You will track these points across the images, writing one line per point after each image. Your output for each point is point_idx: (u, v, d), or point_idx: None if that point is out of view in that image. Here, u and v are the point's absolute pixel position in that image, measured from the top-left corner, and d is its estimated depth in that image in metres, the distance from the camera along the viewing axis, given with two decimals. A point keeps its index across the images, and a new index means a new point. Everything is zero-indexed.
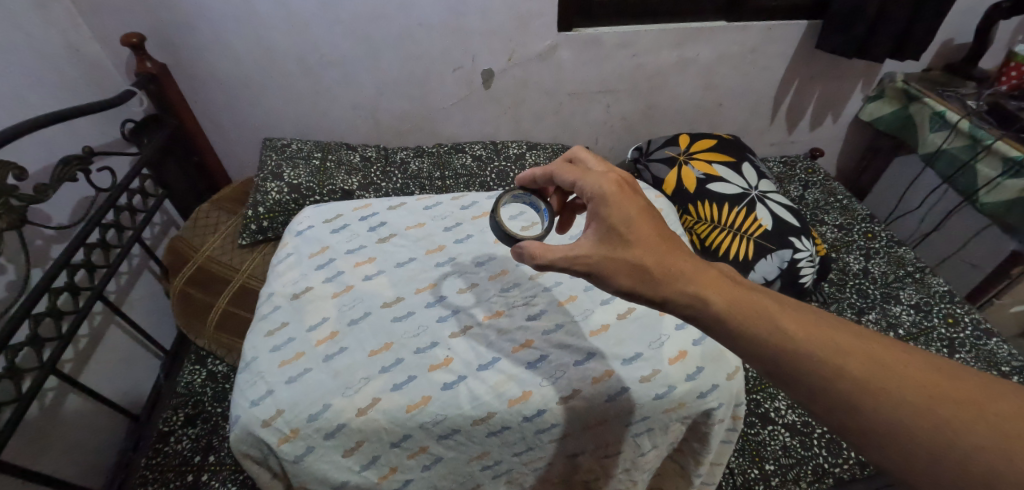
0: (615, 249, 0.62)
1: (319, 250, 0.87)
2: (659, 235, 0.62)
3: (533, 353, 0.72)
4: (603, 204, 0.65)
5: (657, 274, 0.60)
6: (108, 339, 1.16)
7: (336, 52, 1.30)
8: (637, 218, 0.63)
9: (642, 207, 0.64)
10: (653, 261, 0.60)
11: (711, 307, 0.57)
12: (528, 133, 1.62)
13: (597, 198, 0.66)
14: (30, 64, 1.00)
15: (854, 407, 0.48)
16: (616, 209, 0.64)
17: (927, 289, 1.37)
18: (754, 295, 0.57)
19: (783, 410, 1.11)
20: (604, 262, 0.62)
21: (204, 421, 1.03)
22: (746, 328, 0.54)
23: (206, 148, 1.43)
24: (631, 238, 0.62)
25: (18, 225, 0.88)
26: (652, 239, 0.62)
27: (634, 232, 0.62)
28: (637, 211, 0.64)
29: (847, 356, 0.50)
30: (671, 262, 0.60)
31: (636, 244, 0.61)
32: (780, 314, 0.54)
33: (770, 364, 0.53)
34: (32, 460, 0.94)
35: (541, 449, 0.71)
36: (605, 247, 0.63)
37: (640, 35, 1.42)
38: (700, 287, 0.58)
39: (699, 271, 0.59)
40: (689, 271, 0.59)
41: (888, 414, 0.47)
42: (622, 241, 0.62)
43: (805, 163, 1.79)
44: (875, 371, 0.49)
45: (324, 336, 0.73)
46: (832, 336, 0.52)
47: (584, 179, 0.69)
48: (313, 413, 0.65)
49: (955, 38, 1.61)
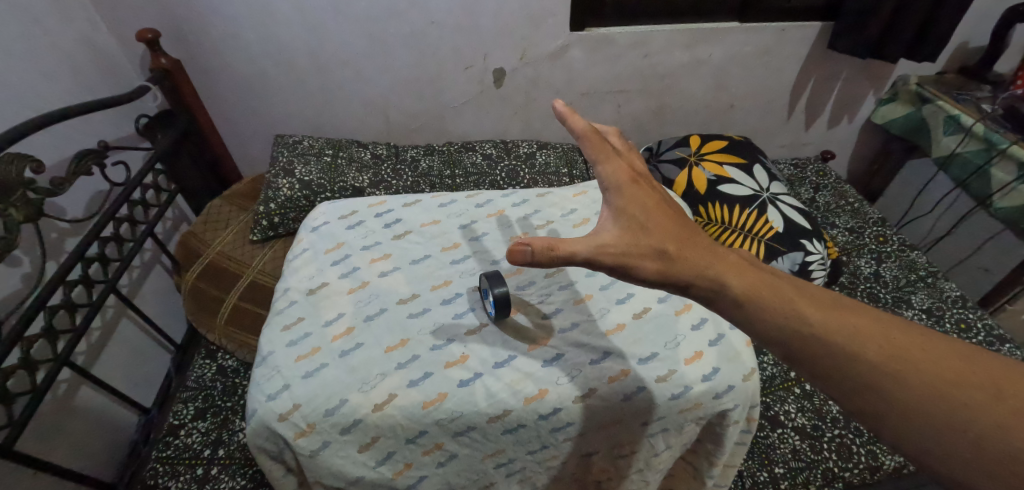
0: (636, 237, 0.58)
1: (335, 246, 0.87)
2: (675, 223, 0.60)
3: (549, 351, 0.72)
4: (619, 195, 0.61)
5: (679, 263, 0.57)
6: (120, 331, 1.17)
7: (349, 49, 1.31)
8: (654, 208, 0.61)
9: (658, 200, 0.62)
10: (674, 247, 0.58)
11: (731, 291, 0.54)
12: (537, 132, 1.62)
13: (611, 186, 0.61)
14: (49, 58, 1.01)
15: (871, 388, 0.46)
16: (633, 201, 0.61)
17: (939, 294, 1.35)
18: (773, 278, 0.55)
19: (793, 413, 1.10)
20: (629, 251, 0.57)
21: (214, 415, 1.04)
22: (766, 309, 0.52)
23: (218, 144, 1.44)
24: (650, 226, 0.59)
25: (36, 218, 0.89)
26: (666, 230, 0.59)
27: (653, 221, 0.60)
28: (655, 203, 0.61)
29: (864, 340, 0.48)
30: (693, 249, 0.58)
31: (655, 232, 0.59)
32: (796, 298, 0.52)
33: (784, 346, 0.50)
34: (46, 451, 0.95)
35: (555, 448, 0.71)
36: (628, 236, 0.58)
37: (652, 35, 1.41)
38: (718, 271, 0.55)
39: (718, 257, 0.57)
40: (707, 256, 0.57)
41: (904, 394, 0.44)
42: (641, 228, 0.59)
43: (816, 165, 1.78)
44: (893, 354, 0.46)
45: (340, 331, 0.74)
46: (848, 319, 0.49)
47: (601, 162, 0.62)
48: (330, 407, 0.65)
49: (969, 41, 1.60)
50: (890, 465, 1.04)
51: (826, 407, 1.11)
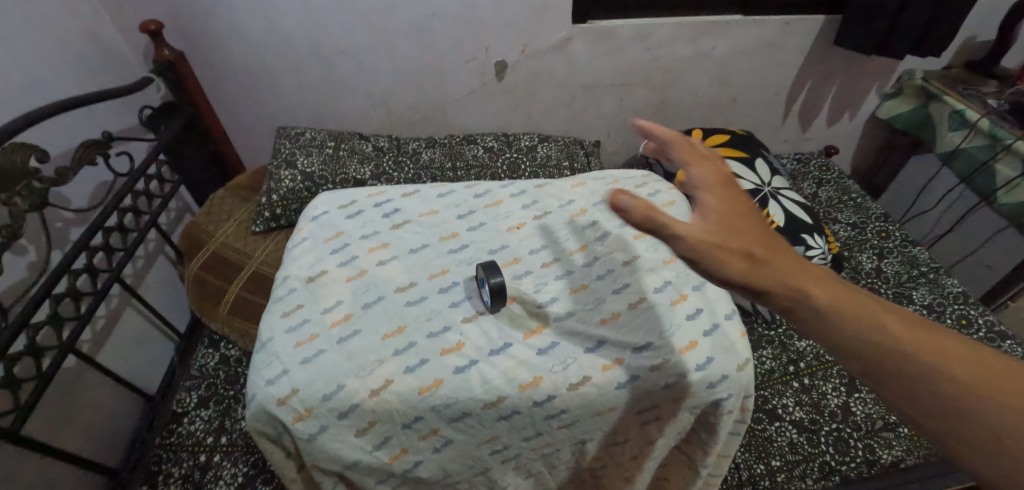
0: (726, 236, 0.53)
1: (334, 235, 0.88)
2: (760, 225, 0.55)
3: (545, 339, 0.73)
4: (709, 194, 0.56)
5: (766, 268, 0.52)
6: (124, 320, 1.19)
7: (351, 41, 1.31)
8: (741, 208, 0.55)
9: (744, 201, 0.56)
10: (761, 251, 0.53)
11: (816, 302, 0.50)
12: (539, 125, 1.62)
13: (702, 185, 0.56)
14: (53, 48, 1.02)
15: (961, 414, 0.44)
16: (722, 203, 0.56)
17: (941, 290, 1.35)
18: (856, 290, 0.51)
19: (791, 406, 1.10)
20: (717, 250, 0.52)
21: (217, 403, 1.05)
22: (851, 324, 0.49)
23: (222, 135, 1.45)
24: (737, 227, 0.54)
25: (41, 207, 0.90)
26: (755, 231, 0.54)
27: (738, 222, 0.54)
28: (742, 204, 0.56)
29: (954, 363, 0.46)
30: (778, 255, 0.53)
31: (742, 233, 0.54)
32: (881, 313, 0.49)
33: (869, 365, 0.47)
34: (51, 436, 0.96)
35: (550, 435, 0.72)
36: (716, 234, 0.53)
37: (655, 28, 1.41)
38: (801, 280, 0.51)
39: (802, 265, 0.53)
40: (793, 264, 0.52)
41: (995, 421, 0.43)
42: (729, 228, 0.53)
43: (819, 160, 1.77)
44: (983, 379, 0.45)
45: (338, 318, 0.75)
46: (936, 339, 0.47)
47: (692, 165, 0.57)
48: (327, 392, 0.66)
49: (976, 35, 1.58)
50: (888, 459, 1.04)
51: (825, 401, 1.11)
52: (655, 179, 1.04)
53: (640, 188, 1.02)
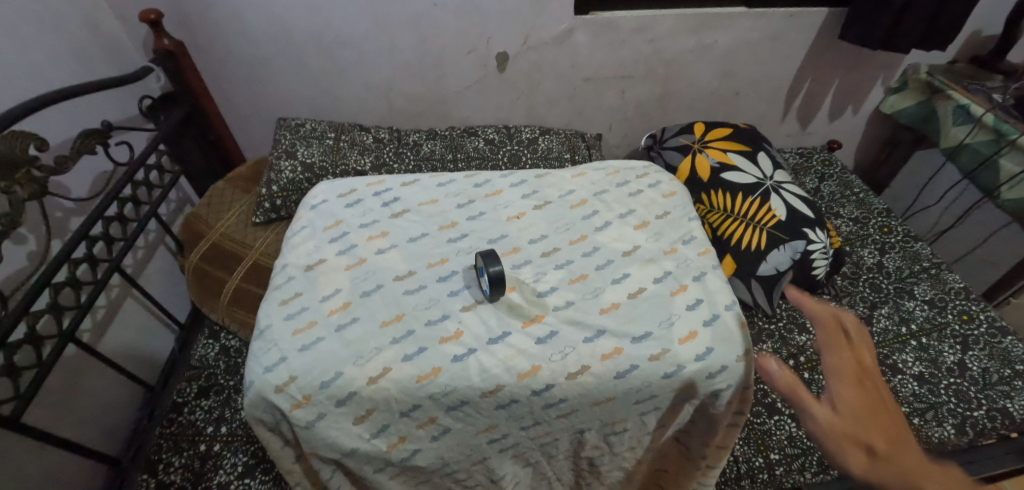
0: (850, 428, 0.61)
1: (333, 223, 0.88)
2: (888, 420, 0.62)
3: (544, 328, 0.72)
4: (841, 387, 0.65)
5: (887, 462, 0.59)
6: (125, 310, 1.19)
7: (351, 31, 1.30)
8: (866, 402, 0.64)
9: (875, 399, 0.64)
10: (884, 446, 0.60)
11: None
12: (540, 118, 1.61)
13: (834, 375, 0.66)
14: (52, 37, 1.02)
15: None
16: (853, 395, 0.64)
17: (943, 285, 1.34)
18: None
19: (791, 400, 1.10)
20: (843, 440, 0.61)
21: (217, 394, 1.05)
22: None
23: (222, 126, 1.44)
24: (862, 420, 0.62)
25: (40, 195, 0.90)
26: (880, 428, 0.61)
27: (864, 415, 0.62)
28: (871, 400, 0.64)
29: None
30: (899, 448, 0.60)
31: (866, 427, 0.61)
32: None
33: None
34: (51, 425, 0.97)
35: (548, 425, 0.72)
36: (845, 427, 0.61)
37: (657, 20, 1.40)
38: (914, 474, 0.58)
39: (921, 462, 0.59)
40: (916, 462, 0.59)
41: None
42: (854, 421, 0.62)
43: (822, 155, 1.76)
44: None
45: (337, 306, 0.74)
46: None
47: (830, 352, 0.68)
48: (325, 380, 0.66)
49: (983, 29, 1.56)
50: None
51: (824, 395, 1.11)
52: (656, 170, 1.04)
53: (640, 179, 1.01)
